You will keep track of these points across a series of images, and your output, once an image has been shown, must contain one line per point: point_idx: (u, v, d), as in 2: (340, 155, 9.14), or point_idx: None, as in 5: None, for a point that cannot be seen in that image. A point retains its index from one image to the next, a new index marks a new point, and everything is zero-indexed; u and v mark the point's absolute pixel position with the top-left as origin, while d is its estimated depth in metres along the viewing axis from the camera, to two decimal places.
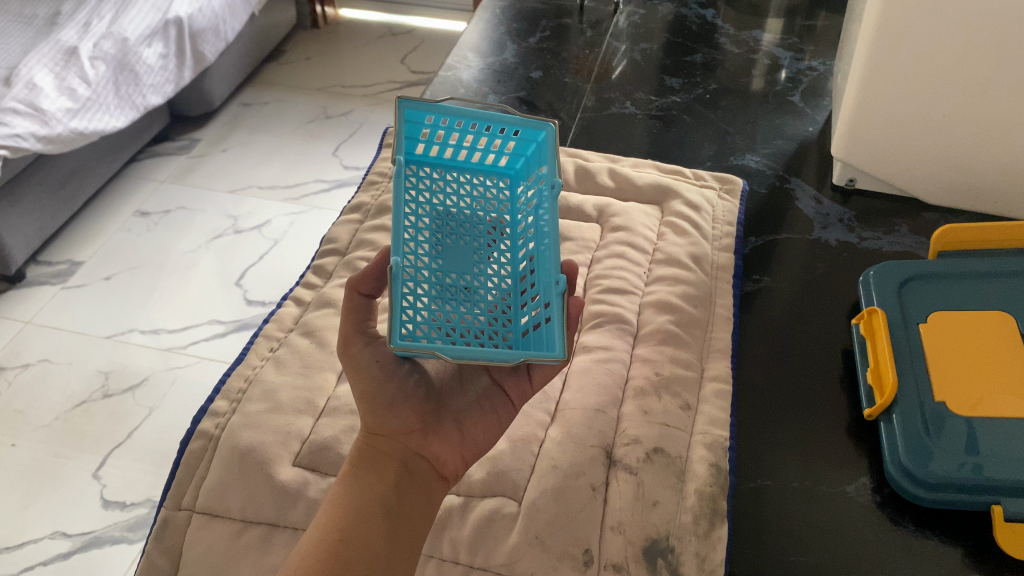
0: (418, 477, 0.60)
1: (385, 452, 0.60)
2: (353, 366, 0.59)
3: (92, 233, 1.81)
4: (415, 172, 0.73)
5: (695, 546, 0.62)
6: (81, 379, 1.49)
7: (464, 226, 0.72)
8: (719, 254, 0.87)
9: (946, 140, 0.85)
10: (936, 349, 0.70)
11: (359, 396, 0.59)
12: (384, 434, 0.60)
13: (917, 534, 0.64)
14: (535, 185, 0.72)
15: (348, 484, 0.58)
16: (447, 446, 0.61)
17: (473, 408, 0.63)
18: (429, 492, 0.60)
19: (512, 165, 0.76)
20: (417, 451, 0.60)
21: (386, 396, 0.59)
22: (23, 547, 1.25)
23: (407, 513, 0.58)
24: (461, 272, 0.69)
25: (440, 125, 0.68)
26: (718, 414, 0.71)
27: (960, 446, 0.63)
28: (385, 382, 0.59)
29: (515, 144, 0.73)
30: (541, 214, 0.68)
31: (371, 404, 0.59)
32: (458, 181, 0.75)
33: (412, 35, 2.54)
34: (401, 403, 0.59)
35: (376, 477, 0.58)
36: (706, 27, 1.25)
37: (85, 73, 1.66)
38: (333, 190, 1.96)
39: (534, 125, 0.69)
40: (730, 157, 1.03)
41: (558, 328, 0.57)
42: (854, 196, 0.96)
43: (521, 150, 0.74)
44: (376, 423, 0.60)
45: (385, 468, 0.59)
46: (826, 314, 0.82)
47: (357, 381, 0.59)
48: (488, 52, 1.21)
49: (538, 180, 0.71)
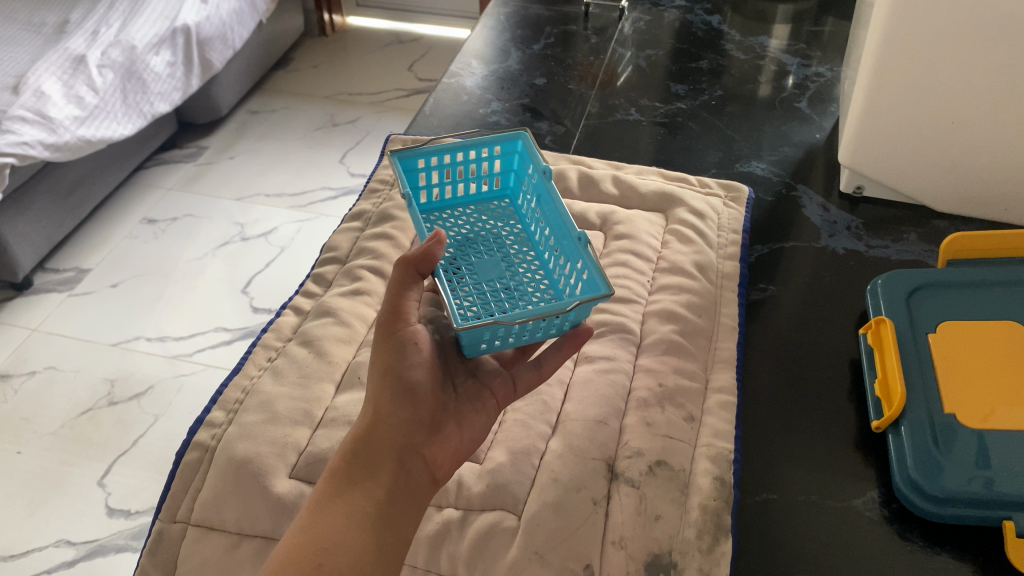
0: (413, 477, 0.59)
1: (384, 444, 0.58)
2: (384, 344, 0.61)
3: (100, 240, 1.81)
4: (430, 217, 0.81)
5: (698, 561, 0.61)
6: (87, 387, 1.49)
7: (485, 242, 0.79)
8: (725, 262, 0.86)
9: (955, 147, 0.84)
10: (945, 359, 0.68)
11: (379, 375, 0.60)
12: (389, 424, 0.59)
13: (927, 550, 0.62)
14: (531, 185, 0.80)
15: (342, 477, 0.57)
16: (444, 448, 0.61)
17: (471, 413, 0.64)
18: (420, 494, 0.59)
19: (507, 184, 0.84)
20: (416, 449, 0.60)
21: (406, 382, 0.60)
22: (27, 555, 1.24)
23: (398, 515, 0.56)
24: (495, 277, 0.75)
25: (431, 165, 0.78)
26: (722, 426, 0.69)
27: (971, 459, 0.62)
28: (408, 366, 0.60)
29: (501, 162, 0.82)
30: (548, 204, 0.75)
31: (391, 385, 0.60)
32: (464, 213, 0.82)
33: (419, 42, 2.55)
34: (419, 390, 0.60)
35: (370, 472, 0.57)
36: (712, 34, 1.24)
37: (93, 81, 1.67)
38: (340, 197, 1.95)
39: (510, 137, 0.78)
40: (736, 164, 1.02)
41: (598, 273, 0.64)
42: (862, 205, 0.95)
43: (506, 165, 0.82)
44: (385, 410, 0.59)
45: (383, 462, 0.58)
46: (834, 325, 0.80)
47: (381, 360, 0.60)
48: (492, 59, 1.21)
49: (530, 179, 0.79)
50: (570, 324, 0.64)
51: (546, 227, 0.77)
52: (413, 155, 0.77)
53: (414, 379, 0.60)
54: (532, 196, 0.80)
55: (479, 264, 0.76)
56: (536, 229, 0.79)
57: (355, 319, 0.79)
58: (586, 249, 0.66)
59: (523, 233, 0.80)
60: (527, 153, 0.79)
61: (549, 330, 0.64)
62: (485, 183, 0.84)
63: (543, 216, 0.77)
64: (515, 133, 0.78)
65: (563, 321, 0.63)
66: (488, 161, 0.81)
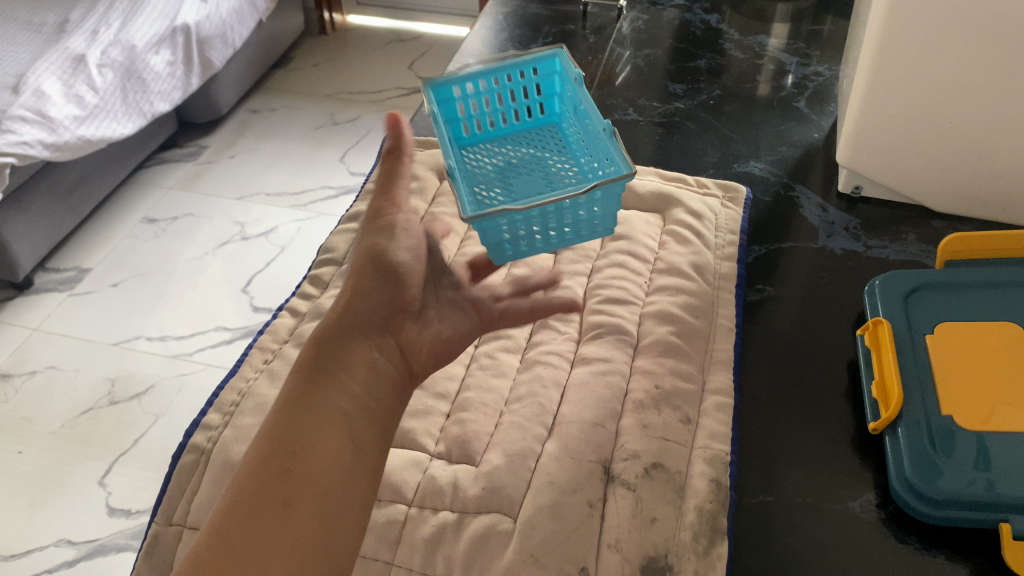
0: (389, 365, 0.57)
1: (360, 331, 0.57)
2: (371, 233, 0.61)
3: (101, 239, 1.82)
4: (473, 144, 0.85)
5: (694, 564, 0.60)
6: (87, 387, 1.49)
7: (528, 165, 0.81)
8: (722, 263, 0.85)
9: (954, 146, 0.83)
10: (943, 361, 0.68)
11: (360, 264, 0.60)
12: (365, 313, 0.58)
13: (924, 553, 0.62)
14: (570, 103, 0.82)
15: (315, 366, 0.56)
16: (423, 338, 0.60)
17: (453, 313, 0.62)
18: (396, 383, 0.57)
19: (550, 108, 0.86)
20: (393, 338, 0.58)
21: (386, 267, 0.59)
22: (28, 555, 1.24)
23: (373, 403, 0.55)
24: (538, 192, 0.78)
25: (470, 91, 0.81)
26: (718, 428, 0.69)
27: (968, 461, 0.62)
28: (387, 253, 0.60)
29: (540, 83, 0.84)
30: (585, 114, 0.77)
31: (370, 271, 0.59)
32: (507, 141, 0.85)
33: (419, 41, 2.54)
34: (399, 275, 0.59)
35: (343, 359, 0.56)
36: (711, 32, 1.24)
37: (93, 81, 1.67)
38: (340, 196, 1.95)
39: (547, 54, 0.81)
40: (734, 164, 1.02)
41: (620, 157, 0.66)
42: (860, 204, 0.95)
43: (548, 89, 0.85)
44: (363, 298, 0.58)
45: (357, 349, 0.57)
46: (831, 325, 0.80)
47: (362, 250, 0.60)
48: (490, 58, 1.21)
49: (570, 97, 0.81)
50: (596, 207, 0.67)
51: (586, 139, 0.79)
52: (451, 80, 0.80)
53: (394, 266, 0.59)
54: (573, 114, 0.82)
55: (519, 185, 0.79)
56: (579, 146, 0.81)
57: None
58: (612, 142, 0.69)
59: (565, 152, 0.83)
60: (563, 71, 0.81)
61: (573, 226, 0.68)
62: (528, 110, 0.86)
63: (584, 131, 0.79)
64: (552, 49, 0.80)
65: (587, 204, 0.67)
66: (528, 84, 0.84)
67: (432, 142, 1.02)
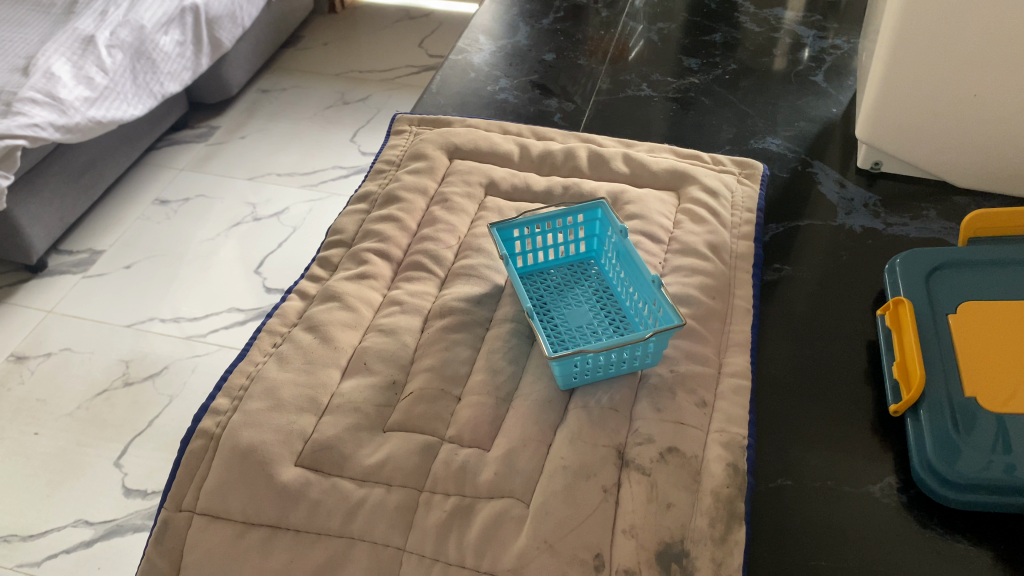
0: None
1: None
2: None
3: (114, 221, 1.82)
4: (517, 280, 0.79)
5: (710, 551, 0.59)
6: (103, 367, 1.50)
7: (566, 301, 0.78)
8: (739, 242, 0.83)
9: (976, 121, 0.81)
10: (965, 340, 0.66)
11: None
12: None
13: (946, 538, 0.60)
14: (614, 244, 0.78)
15: None
16: None
17: None
18: None
19: (592, 246, 0.82)
20: None
21: None
22: (47, 535, 1.25)
23: None
24: (582, 324, 0.75)
25: (530, 234, 0.79)
26: (735, 411, 0.68)
27: (990, 443, 0.60)
28: None
29: (584, 226, 0.81)
30: (624, 264, 0.76)
31: None
32: (553, 282, 0.81)
33: (429, 18, 2.50)
34: None
35: None
36: (727, 6, 1.21)
37: (103, 61, 1.66)
38: (351, 176, 1.94)
39: (590, 207, 0.79)
40: (750, 140, 0.99)
41: (669, 308, 0.67)
42: (880, 180, 0.92)
43: (589, 230, 0.81)
44: None
45: None
46: (850, 305, 0.78)
47: None
48: (499, 35, 1.18)
49: (612, 245, 0.78)
50: (654, 350, 0.68)
51: (623, 281, 0.77)
52: (510, 227, 0.78)
53: None
54: (613, 257, 0.79)
55: (570, 313, 0.76)
56: (621, 294, 0.78)
57: (361, 304, 0.78)
58: (660, 290, 0.69)
59: (608, 296, 0.78)
60: (607, 220, 0.79)
61: (641, 360, 0.69)
62: (570, 247, 0.82)
63: (625, 275, 0.76)
64: (596, 203, 0.79)
65: (645, 349, 0.67)
66: (573, 227, 0.81)
67: (441, 121, 1.00)
